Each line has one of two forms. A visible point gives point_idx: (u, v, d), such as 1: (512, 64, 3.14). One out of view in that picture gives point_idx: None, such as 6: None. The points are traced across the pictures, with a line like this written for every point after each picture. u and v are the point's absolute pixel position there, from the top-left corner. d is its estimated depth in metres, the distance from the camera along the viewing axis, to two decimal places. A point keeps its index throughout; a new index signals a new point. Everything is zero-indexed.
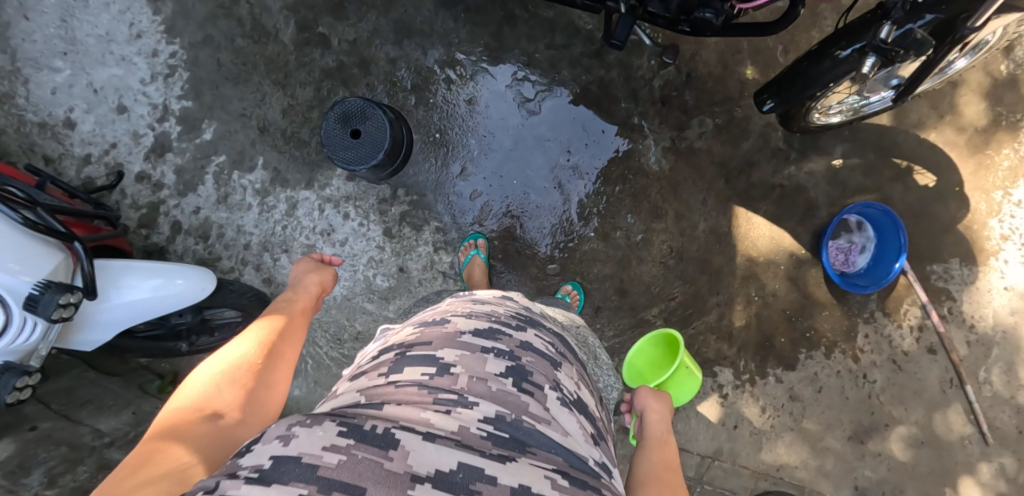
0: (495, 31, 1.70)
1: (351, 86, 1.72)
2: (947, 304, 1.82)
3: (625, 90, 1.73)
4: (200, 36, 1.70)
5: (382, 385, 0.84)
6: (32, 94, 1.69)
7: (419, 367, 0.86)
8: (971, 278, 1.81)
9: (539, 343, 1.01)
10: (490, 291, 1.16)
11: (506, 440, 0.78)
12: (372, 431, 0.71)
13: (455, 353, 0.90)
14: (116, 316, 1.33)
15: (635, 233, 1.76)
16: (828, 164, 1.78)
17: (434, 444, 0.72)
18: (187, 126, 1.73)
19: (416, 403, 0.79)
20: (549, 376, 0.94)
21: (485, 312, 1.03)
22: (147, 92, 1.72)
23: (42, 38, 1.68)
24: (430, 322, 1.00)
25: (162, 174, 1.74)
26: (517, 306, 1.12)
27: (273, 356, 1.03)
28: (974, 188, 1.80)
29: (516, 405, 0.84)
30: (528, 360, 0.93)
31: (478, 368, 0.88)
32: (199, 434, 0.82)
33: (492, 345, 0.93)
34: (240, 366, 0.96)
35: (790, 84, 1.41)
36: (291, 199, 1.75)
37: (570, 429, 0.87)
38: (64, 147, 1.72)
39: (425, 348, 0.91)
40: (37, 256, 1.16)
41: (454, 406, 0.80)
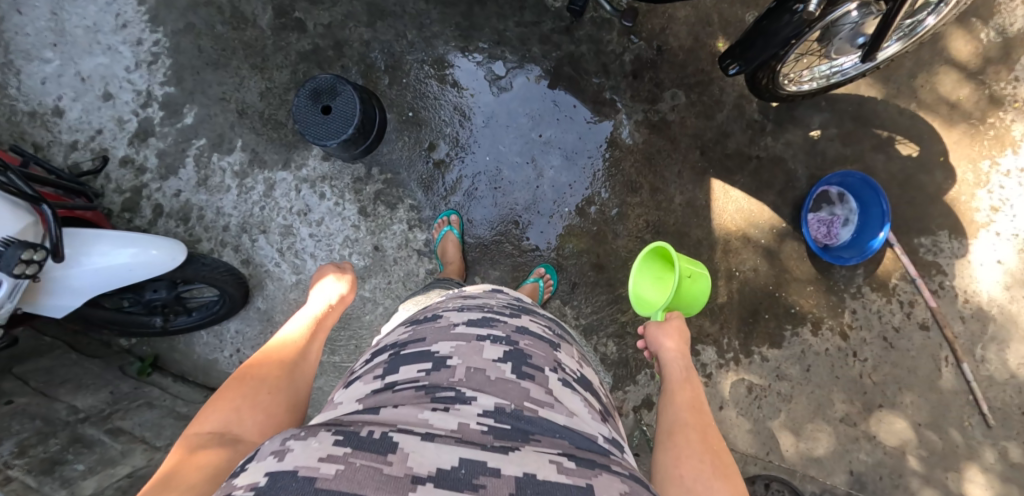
0: (465, 11, 1.74)
1: (326, 68, 1.76)
2: (938, 278, 1.73)
3: (596, 65, 1.75)
4: (182, 25, 1.77)
5: (379, 390, 0.64)
6: (24, 85, 1.77)
7: (415, 364, 0.67)
8: (962, 251, 1.72)
9: (537, 328, 0.79)
10: (479, 288, 0.95)
11: (508, 431, 0.58)
12: (368, 437, 0.52)
13: (451, 344, 0.69)
14: (85, 281, 1.36)
15: (610, 208, 1.75)
16: (806, 135, 1.76)
17: (434, 443, 0.53)
18: (169, 111, 1.78)
19: (413, 405, 0.59)
20: (549, 358, 0.72)
21: (475, 304, 0.81)
22: (131, 79, 1.78)
23: (34, 31, 1.77)
24: (421, 319, 0.79)
25: (144, 158, 1.79)
26: (509, 299, 0.89)
27: (297, 371, 0.93)
28: (959, 158, 1.73)
29: (516, 392, 0.63)
30: (527, 343, 0.72)
31: (476, 355, 0.68)
32: (213, 461, 0.74)
33: (488, 332, 0.73)
34: (258, 385, 0.87)
35: (750, 43, 1.41)
36: (269, 181, 1.78)
37: (576, 409, 0.65)
38: (52, 135, 1.78)
39: (419, 345, 0.70)
40: (4, 216, 1.18)
41: (450, 402, 0.60)
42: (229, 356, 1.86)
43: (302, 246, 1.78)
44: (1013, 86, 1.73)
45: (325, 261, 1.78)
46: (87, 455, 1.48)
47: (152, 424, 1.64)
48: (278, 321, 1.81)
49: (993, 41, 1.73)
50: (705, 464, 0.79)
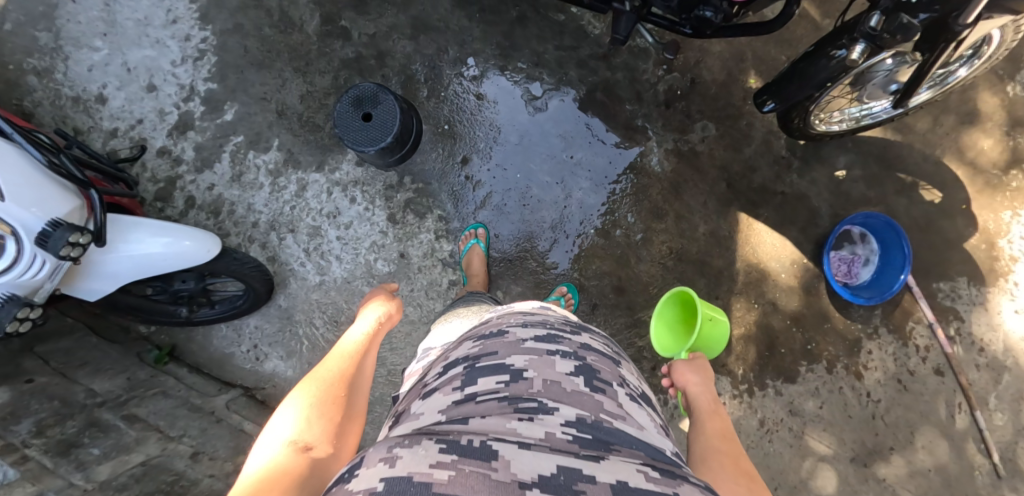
0: (507, 31, 1.79)
1: (367, 76, 1.80)
2: (955, 324, 1.75)
3: (630, 92, 1.79)
4: (230, 25, 1.82)
5: (461, 400, 0.72)
6: (70, 71, 1.82)
7: (492, 376, 0.76)
8: (980, 299, 1.75)
9: (596, 345, 0.91)
10: (528, 303, 1.05)
11: (590, 441, 0.66)
12: (469, 445, 0.60)
13: (524, 358, 0.79)
14: (120, 268, 1.38)
15: (635, 233, 1.78)
16: (831, 174, 1.79)
17: (530, 451, 0.60)
18: (210, 107, 1.82)
19: (500, 414, 0.67)
20: (614, 374, 0.83)
21: (536, 321, 0.93)
22: (176, 73, 1.82)
23: (86, 19, 1.83)
24: (487, 334, 0.89)
25: (182, 150, 1.82)
26: (560, 316, 1.01)
27: (357, 383, 0.94)
28: (981, 207, 1.77)
29: (591, 403, 0.73)
30: (592, 360, 0.84)
31: (549, 370, 0.78)
32: (290, 467, 0.74)
33: (556, 348, 0.84)
34: (323, 397, 0.87)
35: (787, 83, 1.45)
36: (302, 181, 1.81)
37: (644, 423, 0.75)
38: (93, 121, 1.82)
39: (493, 359, 0.80)
40: (51, 198, 1.21)
41: (533, 412, 0.69)
42: (246, 351, 1.87)
43: (329, 247, 1.81)
44: None
45: (350, 264, 1.80)
46: (103, 439, 1.48)
47: (166, 413, 1.65)
48: (299, 320, 1.84)
49: (1018, 96, 1.78)
50: (739, 485, 0.81)
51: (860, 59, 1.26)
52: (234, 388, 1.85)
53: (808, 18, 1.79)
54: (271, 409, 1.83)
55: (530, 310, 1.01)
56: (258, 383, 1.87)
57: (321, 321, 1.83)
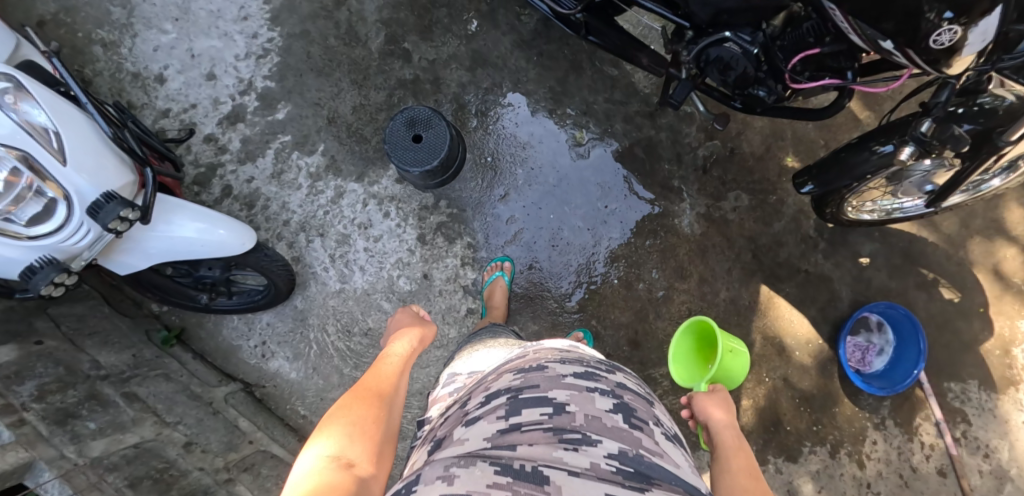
0: (561, 77, 1.85)
1: (420, 98, 1.85)
2: (962, 427, 1.79)
3: (671, 152, 1.84)
4: (298, 30, 1.90)
5: (506, 429, 0.76)
6: (136, 47, 1.93)
7: (536, 407, 0.79)
8: (988, 405, 1.81)
9: (631, 384, 0.94)
10: (556, 340, 1.06)
11: (633, 473, 0.71)
12: (522, 470, 0.67)
13: (566, 392, 0.83)
14: (158, 246, 1.39)
15: (657, 289, 1.80)
16: (855, 260, 1.87)
17: (579, 479, 0.67)
18: (264, 104, 1.89)
19: (546, 443, 0.73)
20: (649, 412, 0.87)
21: (573, 357, 0.96)
22: (238, 67, 1.91)
23: (161, 3, 1.94)
24: (526, 367, 0.90)
25: (228, 140, 1.89)
26: (590, 354, 1.03)
27: (392, 405, 1.04)
28: (997, 312, 1.87)
29: (631, 439, 0.78)
30: (629, 398, 0.87)
31: (590, 405, 0.82)
32: (336, 481, 0.84)
33: (594, 384, 0.87)
34: (363, 419, 0.97)
35: (827, 167, 1.51)
36: (339, 189, 1.84)
37: (681, 461, 0.80)
38: (149, 99, 1.92)
39: (535, 391, 0.82)
40: (109, 170, 1.21)
41: (578, 444, 0.73)
42: (254, 346, 1.86)
43: (355, 257, 1.82)
44: None
45: (372, 277, 1.81)
46: (100, 414, 1.46)
47: (166, 397, 1.63)
48: (312, 325, 1.83)
49: None
50: None
51: (906, 160, 1.30)
52: (234, 382, 1.83)
53: (852, 109, 1.86)
54: (268, 410, 1.81)
55: (561, 346, 1.03)
56: (259, 381, 1.85)
57: (333, 329, 1.83)
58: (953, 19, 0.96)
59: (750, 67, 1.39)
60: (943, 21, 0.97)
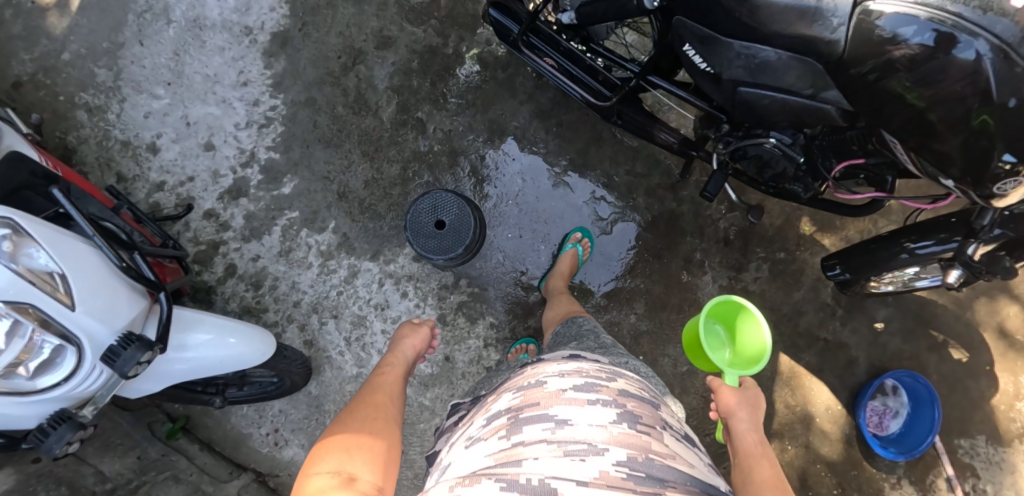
0: (581, 148, 1.80)
1: (436, 172, 1.78)
2: (971, 481, 1.89)
3: (694, 225, 1.81)
4: (303, 97, 1.81)
5: (509, 447, 0.81)
6: (125, 113, 1.86)
7: (537, 423, 0.83)
8: (996, 458, 1.90)
9: (634, 389, 0.94)
10: (558, 352, 1.08)
11: (645, 478, 0.75)
12: (530, 484, 0.71)
13: (567, 407, 0.84)
14: (176, 368, 1.27)
15: (681, 363, 1.79)
16: (870, 325, 1.90)
17: (589, 488, 0.71)
18: (268, 177, 1.79)
19: (553, 455, 0.76)
20: (656, 417, 0.89)
21: (573, 368, 0.96)
22: (238, 136, 1.81)
23: (153, 66, 1.87)
24: (526, 385, 0.94)
25: (230, 216, 1.79)
26: (592, 361, 1.03)
27: (389, 421, 1.14)
28: (1003, 369, 1.94)
29: (641, 444, 0.80)
30: (633, 405, 0.88)
31: (594, 415, 0.83)
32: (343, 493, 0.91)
33: (596, 397, 0.88)
34: (359, 434, 1.06)
35: (857, 257, 1.51)
36: (353, 268, 1.76)
37: (693, 461, 0.84)
38: (141, 169, 1.83)
39: (535, 408, 0.86)
40: (120, 306, 1.10)
41: (584, 453, 0.77)
42: (265, 434, 1.76)
43: (372, 339, 1.75)
44: None
45: None
46: None
47: None
48: (329, 411, 1.75)
49: None
50: None
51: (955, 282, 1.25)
52: (246, 473, 1.74)
53: None
54: None
55: (560, 358, 1.04)
56: (272, 470, 1.76)
57: None
58: (1013, 163, 0.93)
59: (790, 169, 1.35)
60: (1004, 163, 0.93)
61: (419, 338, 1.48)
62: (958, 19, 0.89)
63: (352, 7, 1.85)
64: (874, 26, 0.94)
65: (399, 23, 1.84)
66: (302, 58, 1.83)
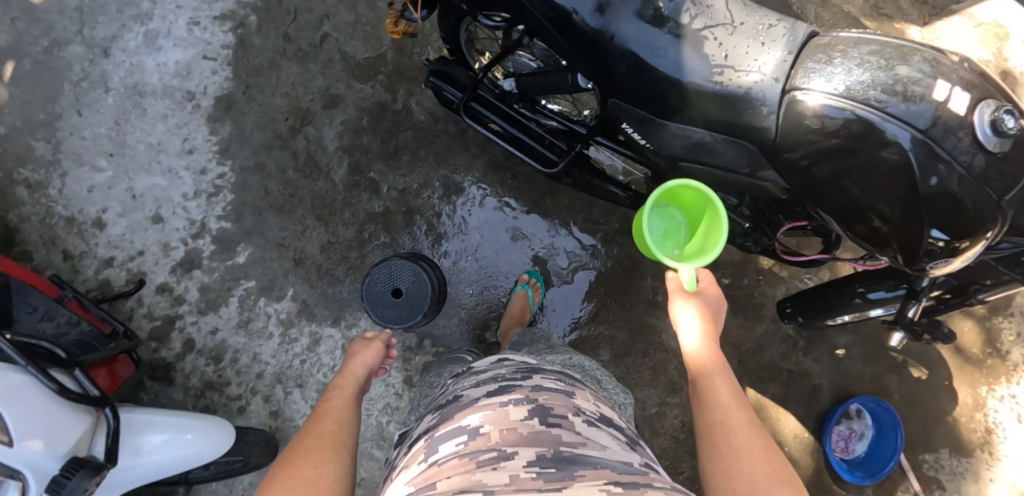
0: (538, 199, 1.80)
1: (393, 233, 1.76)
2: (936, 493, 1.95)
3: (654, 268, 1.82)
4: (252, 163, 1.78)
5: (424, 470, 0.76)
6: (67, 188, 1.78)
7: (452, 440, 0.79)
8: (959, 469, 1.96)
9: (549, 382, 0.92)
10: (485, 359, 1.05)
11: (554, 473, 0.69)
12: None
13: (479, 416, 0.82)
14: (130, 474, 1.26)
15: (650, 405, 1.81)
16: (832, 352, 1.93)
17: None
18: (221, 247, 1.75)
19: (462, 471, 0.70)
20: (569, 405, 0.86)
21: (488, 375, 0.95)
22: (187, 207, 1.76)
23: (92, 136, 1.81)
24: (444, 405, 0.91)
25: (185, 289, 1.74)
26: (516, 361, 1.02)
27: (341, 450, 0.96)
28: (961, 382, 2.00)
29: (549, 439, 0.76)
30: (545, 398, 0.85)
31: (504, 419, 0.80)
32: None
33: (508, 397, 0.85)
34: (304, 470, 0.88)
35: (811, 303, 1.53)
36: (315, 335, 1.73)
37: (606, 443, 0.81)
38: (87, 246, 1.76)
39: (449, 424, 0.83)
40: (63, 429, 1.09)
41: (493, 461, 0.71)
42: None
43: None
44: (1009, 324, 2.01)
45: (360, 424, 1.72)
46: None
47: None
48: None
49: None
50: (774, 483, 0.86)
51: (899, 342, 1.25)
52: None
53: None
54: None
55: (485, 367, 1.00)
56: None
57: None
58: (946, 240, 0.93)
59: (736, 228, 1.36)
60: (936, 241, 0.93)
61: (371, 352, 1.33)
62: (883, 110, 0.88)
63: (296, 66, 1.83)
64: (803, 115, 0.93)
65: (345, 80, 1.81)
66: (248, 122, 1.80)
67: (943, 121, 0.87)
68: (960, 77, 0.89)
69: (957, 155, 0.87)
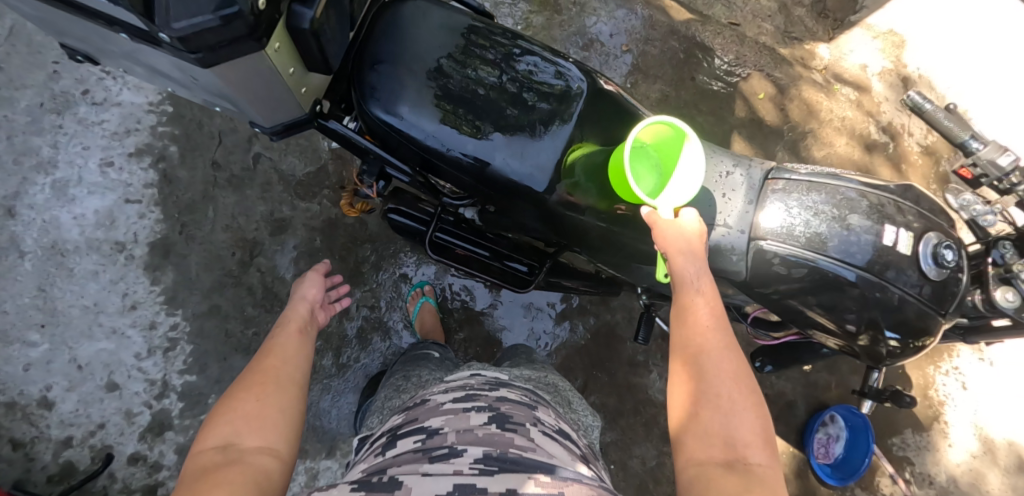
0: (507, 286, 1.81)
1: (369, 351, 1.72)
2: (909, 469, 2.10)
3: (630, 329, 1.84)
4: (205, 306, 1.68)
5: (379, 459, 0.80)
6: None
7: (412, 436, 0.82)
8: (925, 444, 2.12)
9: (514, 395, 0.94)
10: (459, 373, 1.04)
11: (496, 468, 0.73)
12: (377, 482, 0.71)
13: (442, 418, 0.84)
14: None
15: (649, 460, 1.79)
16: (799, 369, 2.07)
17: (433, 475, 0.71)
18: (190, 402, 1.66)
19: (412, 460, 0.75)
20: (528, 416, 0.88)
21: (460, 384, 0.97)
22: (143, 367, 1.65)
23: (16, 308, 1.63)
24: (412, 407, 0.93)
25: (161, 454, 1.64)
26: (493, 375, 1.04)
27: (290, 382, 0.98)
28: (913, 367, 2.16)
29: (503, 440, 0.79)
30: (506, 407, 0.88)
31: (461, 422, 0.83)
32: (229, 475, 0.75)
33: (472, 404, 0.88)
34: (249, 399, 0.90)
35: (781, 355, 1.61)
36: (311, 469, 1.63)
37: (557, 453, 0.81)
38: (38, 429, 1.61)
39: (412, 423, 0.85)
40: None
41: (445, 457, 0.75)
42: None
43: None
44: None
45: None
46: None
47: None
48: None
49: None
50: (746, 427, 0.78)
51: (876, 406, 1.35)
52: None
53: None
54: None
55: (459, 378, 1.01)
56: None
57: None
58: (899, 338, 0.99)
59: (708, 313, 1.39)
60: (892, 342, 1.01)
61: (316, 292, 1.28)
62: (837, 251, 0.95)
63: (232, 194, 1.73)
64: (771, 261, 0.98)
65: (289, 201, 1.75)
66: (191, 265, 1.69)
67: (891, 261, 0.95)
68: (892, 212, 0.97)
69: (908, 288, 0.95)
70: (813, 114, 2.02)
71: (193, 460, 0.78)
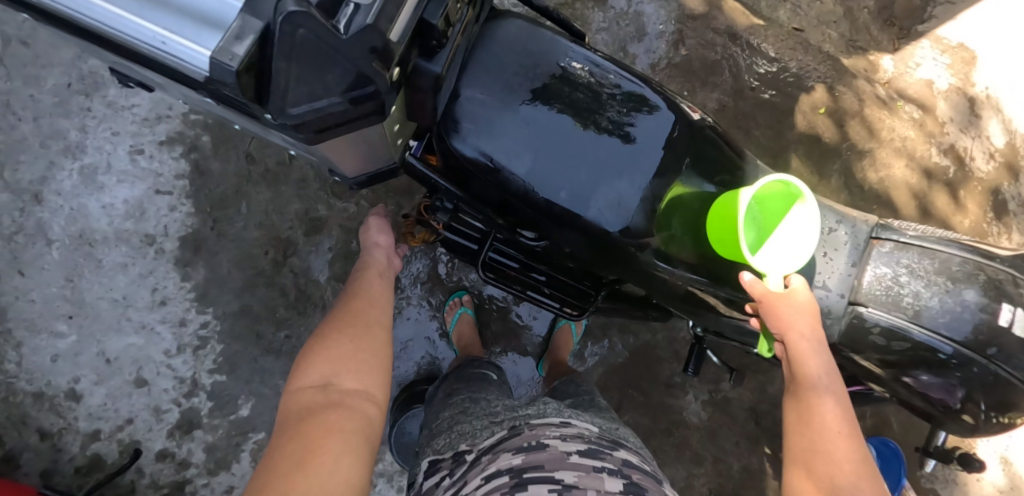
0: None
1: (403, 359, 1.68)
2: None
3: (669, 350, 1.79)
4: (236, 306, 1.64)
5: None
6: (26, 360, 1.57)
7: (543, 484, 0.78)
8: (953, 476, 2.09)
9: (635, 460, 0.93)
10: (553, 415, 1.00)
11: None
12: None
13: (572, 473, 0.81)
14: None
15: (678, 480, 1.78)
16: None
17: None
18: (219, 402, 1.63)
19: None
20: (659, 491, 0.86)
21: (573, 432, 0.93)
22: (172, 364, 1.62)
23: (43, 298, 1.59)
24: (524, 444, 0.88)
25: (188, 452, 1.62)
26: (598, 429, 1.01)
27: (374, 327, 1.13)
28: None
29: None
30: (638, 476, 0.86)
31: (597, 484, 0.80)
32: (333, 411, 0.93)
33: (601, 464, 0.86)
34: (344, 341, 1.06)
35: None
36: None
37: None
38: (65, 421, 1.58)
39: (538, 469, 0.81)
40: None
41: None
42: None
43: None
44: None
45: None
46: None
47: None
48: None
49: None
50: None
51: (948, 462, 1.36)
52: None
53: None
54: None
55: (557, 420, 0.97)
56: None
57: None
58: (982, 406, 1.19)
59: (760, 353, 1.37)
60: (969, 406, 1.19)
61: (382, 224, 1.44)
62: (927, 323, 1.13)
63: (266, 190, 1.66)
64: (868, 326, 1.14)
65: (326, 201, 1.68)
66: (223, 262, 1.64)
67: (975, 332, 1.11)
68: (985, 284, 1.15)
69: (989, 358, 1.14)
70: (874, 133, 1.91)
71: (300, 392, 0.97)
